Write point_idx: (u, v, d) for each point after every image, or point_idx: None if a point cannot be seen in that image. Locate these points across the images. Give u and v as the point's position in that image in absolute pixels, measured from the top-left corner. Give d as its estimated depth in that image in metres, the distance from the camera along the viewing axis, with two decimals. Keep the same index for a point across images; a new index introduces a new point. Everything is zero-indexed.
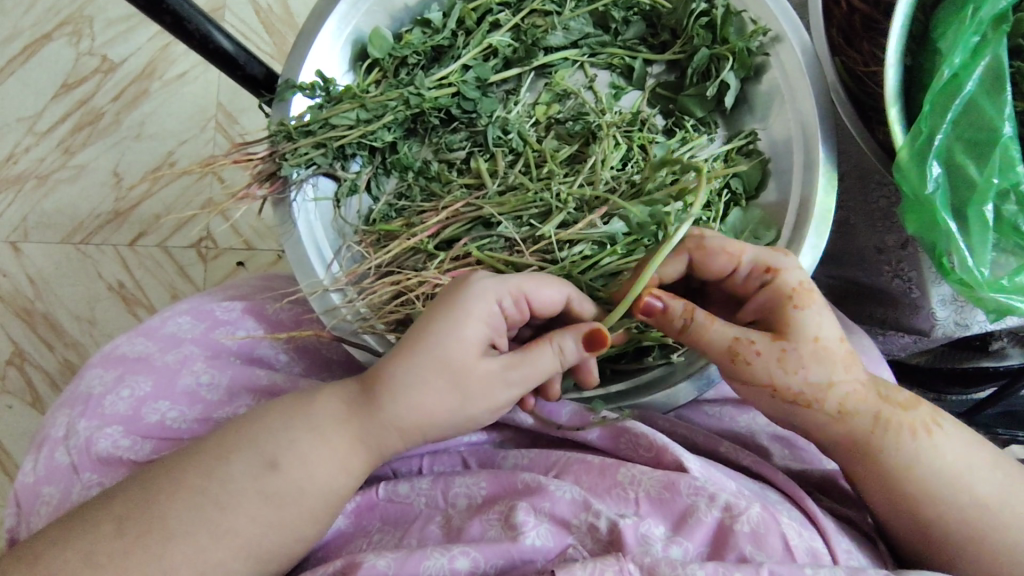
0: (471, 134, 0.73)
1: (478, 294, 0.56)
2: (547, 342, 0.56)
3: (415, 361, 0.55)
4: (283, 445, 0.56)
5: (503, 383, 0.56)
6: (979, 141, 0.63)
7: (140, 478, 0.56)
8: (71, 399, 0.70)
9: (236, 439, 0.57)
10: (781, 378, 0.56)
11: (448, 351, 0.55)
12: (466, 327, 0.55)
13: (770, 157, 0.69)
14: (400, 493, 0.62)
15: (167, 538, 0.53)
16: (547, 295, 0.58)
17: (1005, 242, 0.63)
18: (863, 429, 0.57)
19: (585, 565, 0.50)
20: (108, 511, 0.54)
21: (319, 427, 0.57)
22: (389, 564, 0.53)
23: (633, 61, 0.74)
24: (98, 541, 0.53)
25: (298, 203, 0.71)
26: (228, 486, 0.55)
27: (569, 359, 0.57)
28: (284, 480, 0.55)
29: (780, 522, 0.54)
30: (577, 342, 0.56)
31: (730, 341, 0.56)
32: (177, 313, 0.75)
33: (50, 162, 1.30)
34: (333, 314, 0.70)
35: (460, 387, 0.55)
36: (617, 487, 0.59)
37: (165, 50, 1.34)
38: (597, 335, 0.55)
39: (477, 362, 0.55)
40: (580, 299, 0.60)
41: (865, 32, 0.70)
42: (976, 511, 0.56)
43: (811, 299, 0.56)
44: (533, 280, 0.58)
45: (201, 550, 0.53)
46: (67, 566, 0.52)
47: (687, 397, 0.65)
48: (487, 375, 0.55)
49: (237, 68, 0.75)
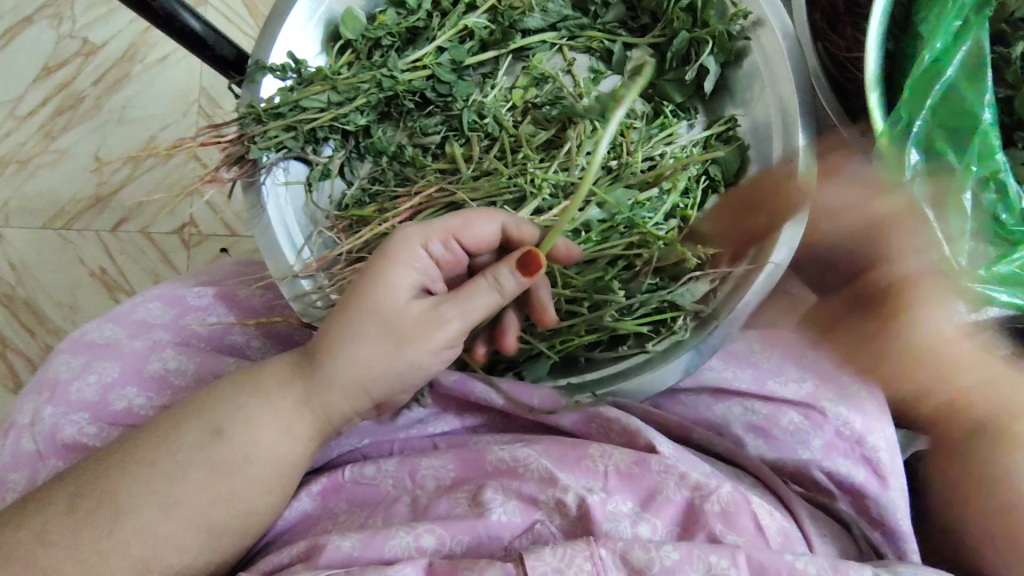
0: (447, 118, 0.72)
1: (405, 241, 0.56)
2: (480, 277, 0.53)
3: (350, 315, 0.54)
4: (233, 413, 0.56)
5: (437, 322, 0.53)
6: (960, 126, 0.62)
7: (95, 458, 0.56)
8: (39, 384, 0.69)
9: (186, 412, 0.56)
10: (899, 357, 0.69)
11: (378, 298, 0.54)
12: (391, 272, 0.55)
13: (750, 143, 0.68)
14: (367, 474, 0.61)
15: (118, 512, 0.53)
16: (477, 229, 0.58)
17: (984, 232, 0.63)
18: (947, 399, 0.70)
19: (554, 551, 0.50)
20: (62, 491, 0.54)
21: (268, 391, 0.56)
22: (354, 545, 0.53)
23: (613, 45, 0.72)
24: (50, 520, 0.52)
25: (268, 186, 0.69)
26: (178, 458, 0.54)
27: (508, 291, 0.53)
28: (228, 445, 0.55)
29: (751, 502, 0.54)
30: (510, 270, 0.52)
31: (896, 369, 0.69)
32: (148, 299, 0.74)
33: (30, 146, 1.28)
34: (302, 299, 0.68)
35: (392, 332, 0.54)
36: (586, 458, 0.58)
37: (146, 33, 1.32)
38: (529, 257, 0.51)
39: (406, 306, 0.54)
40: (516, 225, 0.58)
41: (848, 16, 0.71)
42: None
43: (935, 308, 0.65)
44: (460, 217, 0.57)
45: (152, 525, 0.53)
46: (21, 545, 0.52)
47: (674, 378, 0.63)
48: (418, 315, 0.54)
49: (207, 48, 0.74)
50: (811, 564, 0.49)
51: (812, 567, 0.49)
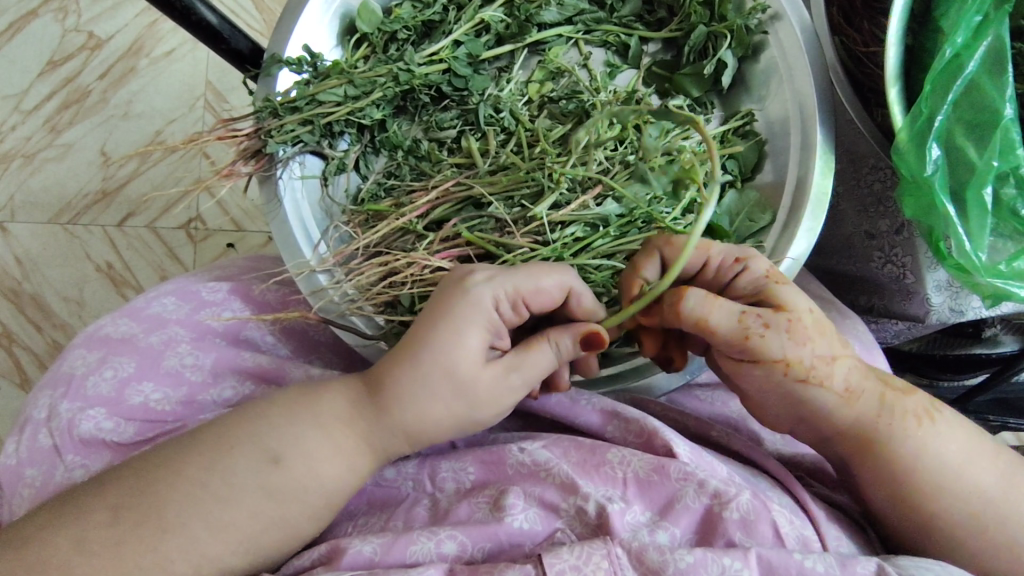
0: (463, 112, 0.71)
1: (477, 303, 0.54)
2: (544, 341, 0.55)
3: (419, 375, 0.54)
4: (292, 440, 0.55)
5: (508, 389, 0.55)
6: (980, 122, 0.61)
7: (140, 465, 0.55)
8: (54, 379, 0.69)
9: (239, 430, 0.56)
10: (794, 352, 0.55)
11: (452, 363, 0.54)
12: (466, 337, 0.54)
13: (767, 138, 0.67)
14: (388, 478, 0.62)
15: (164, 529, 0.52)
16: (544, 290, 0.57)
17: (1005, 226, 0.62)
18: (870, 413, 0.57)
19: (572, 549, 0.50)
20: (105, 499, 0.53)
21: (321, 417, 0.56)
22: (376, 549, 0.53)
23: (629, 39, 0.72)
24: (91, 529, 0.52)
25: (284, 181, 0.69)
26: (224, 477, 0.54)
27: (567, 355, 0.56)
28: (286, 475, 0.54)
29: (772, 510, 0.53)
30: (574, 341, 0.56)
31: (739, 315, 0.54)
32: (163, 294, 0.74)
33: (37, 140, 1.27)
34: (320, 295, 0.68)
35: (465, 396, 0.54)
36: (606, 465, 0.57)
37: (153, 27, 1.32)
38: (596, 338, 0.55)
39: (480, 372, 0.54)
40: (580, 291, 0.58)
41: (865, 10, 0.68)
42: (985, 504, 0.55)
43: (784, 277, 0.57)
44: (528, 276, 0.56)
45: (196, 542, 0.52)
46: (58, 551, 0.51)
47: (675, 382, 0.65)
48: (492, 382, 0.55)
49: (222, 41, 0.73)
50: (820, 564, 0.50)
51: (821, 565, 0.49)
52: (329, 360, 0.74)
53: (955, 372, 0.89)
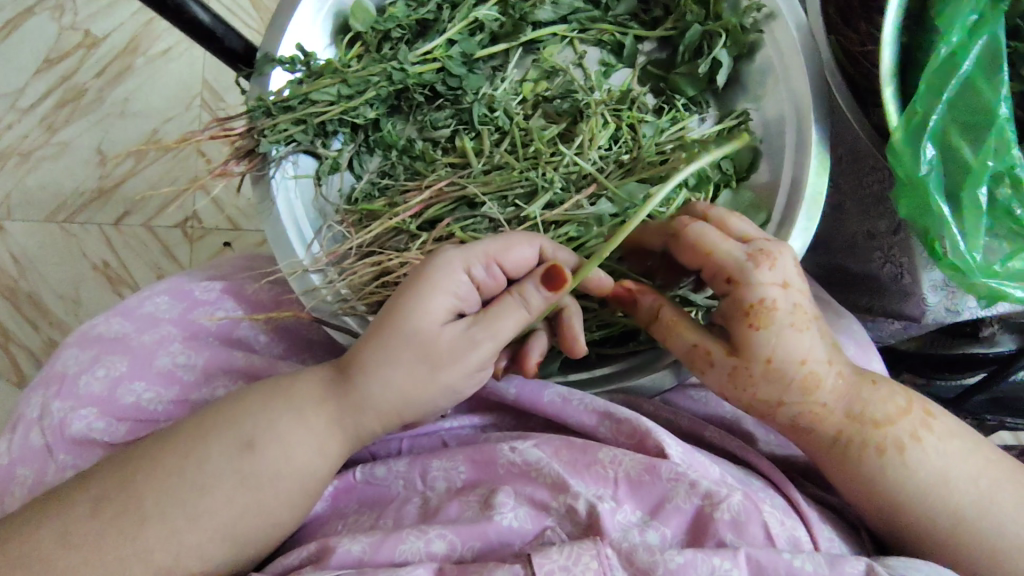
0: (457, 111, 0.71)
1: (445, 263, 0.54)
2: (507, 294, 0.54)
3: (381, 341, 0.54)
4: (267, 429, 0.55)
5: (471, 345, 0.53)
6: (975, 122, 0.61)
7: (116, 463, 0.55)
8: (46, 378, 0.69)
9: (213, 423, 0.56)
10: (729, 391, 0.58)
11: (413, 324, 0.54)
12: (429, 298, 0.54)
13: (762, 139, 0.67)
14: (378, 475, 0.61)
15: (142, 520, 0.52)
16: (519, 255, 0.55)
17: (999, 226, 0.62)
18: (824, 441, 0.58)
19: (562, 549, 0.50)
20: (86, 493, 0.53)
21: (302, 407, 0.56)
22: (365, 548, 0.53)
23: (624, 37, 0.72)
24: (73, 522, 0.52)
25: (278, 181, 0.69)
26: (205, 469, 0.54)
27: (535, 306, 0.54)
28: (260, 459, 0.54)
29: (762, 512, 0.53)
30: (535, 285, 0.53)
31: (690, 346, 0.57)
32: (156, 293, 0.74)
33: (33, 138, 1.27)
34: (313, 294, 0.68)
35: (429, 356, 0.54)
36: (597, 464, 0.57)
37: (150, 25, 1.31)
38: (554, 271, 0.53)
39: (442, 331, 0.54)
40: (554, 248, 0.57)
41: (864, 11, 0.68)
42: (955, 520, 0.55)
43: (769, 317, 0.54)
44: (501, 242, 0.55)
45: (175, 533, 0.52)
46: (41, 545, 0.52)
47: (669, 383, 0.65)
48: (454, 340, 0.54)
49: (215, 40, 0.73)
50: (809, 562, 0.50)
51: (810, 565, 0.49)
52: (322, 358, 0.73)
53: (952, 371, 0.87)
